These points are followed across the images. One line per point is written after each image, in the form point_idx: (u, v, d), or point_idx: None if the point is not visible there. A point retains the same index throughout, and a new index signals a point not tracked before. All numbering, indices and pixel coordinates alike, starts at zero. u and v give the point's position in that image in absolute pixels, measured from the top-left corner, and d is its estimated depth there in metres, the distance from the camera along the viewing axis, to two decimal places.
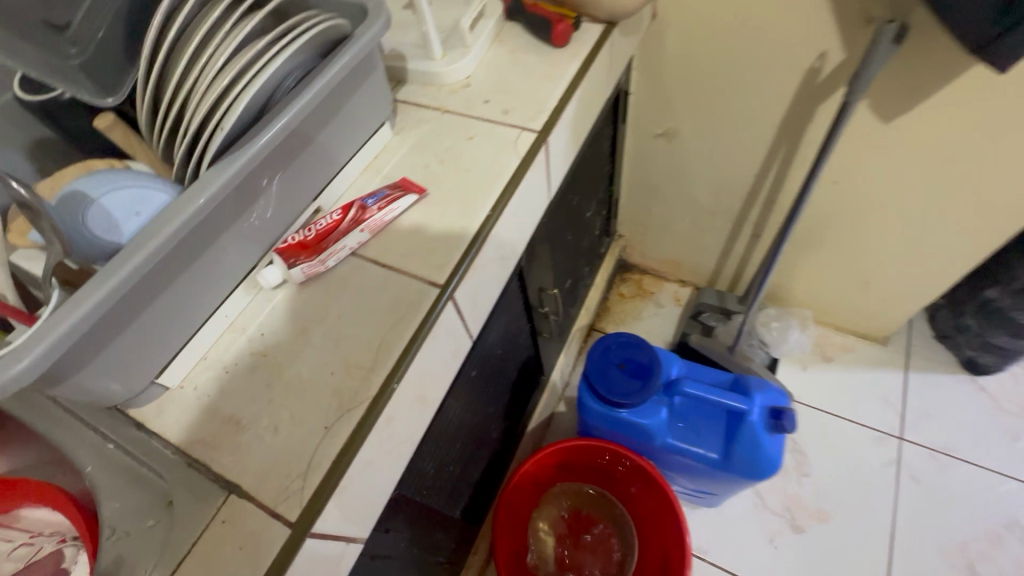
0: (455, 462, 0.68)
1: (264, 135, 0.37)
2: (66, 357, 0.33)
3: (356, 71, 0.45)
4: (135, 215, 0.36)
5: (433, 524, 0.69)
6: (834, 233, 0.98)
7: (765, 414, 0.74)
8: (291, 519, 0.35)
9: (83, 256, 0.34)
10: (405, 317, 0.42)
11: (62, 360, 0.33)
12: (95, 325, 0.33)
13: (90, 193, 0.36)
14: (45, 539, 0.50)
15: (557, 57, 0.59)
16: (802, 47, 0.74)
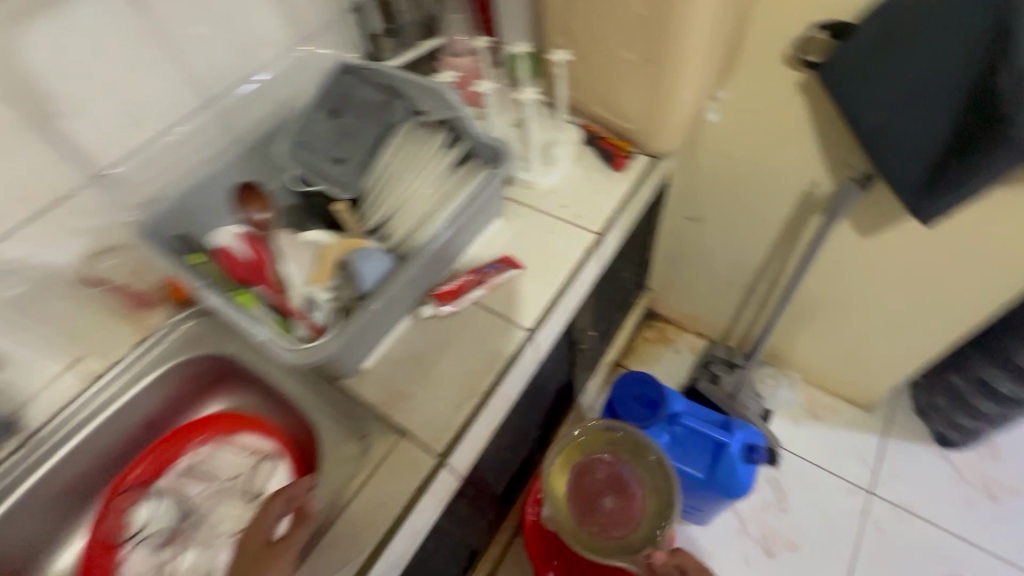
0: (508, 450, 0.94)
1: (439, 234, 0.66)
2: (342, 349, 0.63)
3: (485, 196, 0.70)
4: (376, 270, 0.63)
5: (485, 492, 0.95)
6: (825, 313, 1.20)
7: (742, 447, 0.98)
8: (438, 452, 0.62)
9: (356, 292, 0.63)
10: (506, 345, 0.69)
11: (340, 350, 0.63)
12: (356, 332, 0.62)
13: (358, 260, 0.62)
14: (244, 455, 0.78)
15: (616, 178, 0.86)
16: (801, 176, 0.99)
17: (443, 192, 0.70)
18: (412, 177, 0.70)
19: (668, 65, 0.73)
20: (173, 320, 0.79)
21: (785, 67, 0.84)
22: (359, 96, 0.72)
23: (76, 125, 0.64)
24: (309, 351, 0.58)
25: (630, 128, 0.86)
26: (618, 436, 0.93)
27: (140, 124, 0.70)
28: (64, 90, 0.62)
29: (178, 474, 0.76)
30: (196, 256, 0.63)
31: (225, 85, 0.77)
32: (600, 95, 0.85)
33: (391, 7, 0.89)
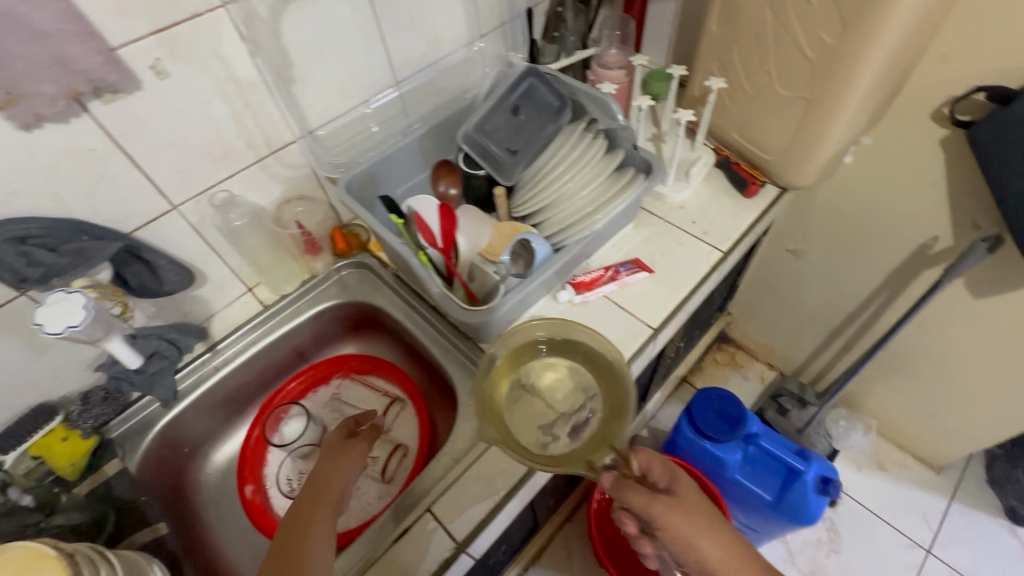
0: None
1: (590, 229, 0.73)
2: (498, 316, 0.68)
3: (632, 204, 0.76)
4: (543, 249, 0.70)
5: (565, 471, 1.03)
6: (914, 366, 1.20)
7: (817, 478, 1.00)
8: None
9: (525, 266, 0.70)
10: (632, 339, 0.76)
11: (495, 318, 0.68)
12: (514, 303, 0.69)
13: (533, 238, 0.70)
14: (375, 396, 0.88)
15: (745, 203, 0.91)
16: (921, 228, 1.01)
17: (596, 191, 0.76)
18: (570, 175, 0.77)
19: (826, 107, 0.77)
20: (334, 266, 0.90)
21: (932, 122, 0.87)
22: (539, 98, 0.81)
23: (304, 90, 0.75)
24: (472, 314, 0.66)
25: (766, 159, 0.90)
26: (557, 340, 0.69)
27: (346, 94, 0.81)
28: (305, 60, 0.73)
29: (327, 401, 0.89)
30: (398, 218, 0.72)
31: (412, 70, 0.88)
32: (744, 124, 0.90)
33: (560, 17, 0.99)
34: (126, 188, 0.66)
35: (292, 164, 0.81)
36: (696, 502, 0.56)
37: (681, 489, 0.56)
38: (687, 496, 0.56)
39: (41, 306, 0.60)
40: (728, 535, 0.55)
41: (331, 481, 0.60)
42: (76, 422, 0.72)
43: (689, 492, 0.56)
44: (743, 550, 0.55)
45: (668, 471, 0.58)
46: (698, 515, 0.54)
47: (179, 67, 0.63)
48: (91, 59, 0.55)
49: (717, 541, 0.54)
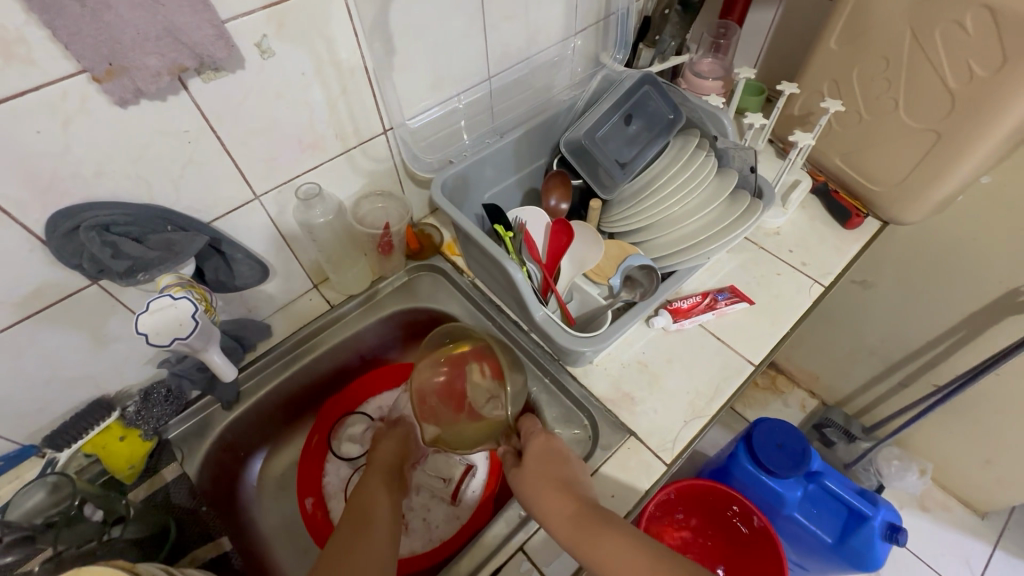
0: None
1: (700, 256, 0.67)
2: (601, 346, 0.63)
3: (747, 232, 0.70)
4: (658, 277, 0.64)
5: None
6: (977, 412, 1.15)
7: (884, 525, 0.97)
8: (666, 460, 0.64)
9: (644, 295, 0.64)
10: (732, 374, 0.71)
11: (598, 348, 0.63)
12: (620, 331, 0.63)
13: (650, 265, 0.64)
14: None
15: (844, 235, 0.86)
16: (1014, 272, 0.96)
17: (708, 214, 0.70)
18: (679, 195, 0.71)
19: (957, 143, 0.71)
20: (406, 268, 0.86)
21: None
22: (653, 108, 0.75)
23: (403, 79, 0.69)
24: (577, 340, 0.61)
25: (871, 190, 0.85)
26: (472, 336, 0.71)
27: (442, 86, 0.75)
28: (411, 48, 0.67)
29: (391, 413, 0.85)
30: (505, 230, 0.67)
31: (509, 62, 0.81)
32: (851, 150, 0.85)
33: (665, 21, 0.89)
34: (213, 175, 0.60)
35: (376, 157, 0.75)
36: (555, 468, 0.59)
37: (544, 454, 0.61)
38: (550, 461, 0.60)
39: (144, 311, 0.56)
40: (582, 498, 0.55)
41: (396, 463, 0.70)
42: (135, 421, 0.66)
43: (554, 459, 0.60)
44: (593, 514, 0.53)
45: (539, 439, 0.63)
46: (548, 478, 0.58)
47: (284, 47, 0.57)
48: (200, 32, 0.48)
49: (565, 504, 0.55)
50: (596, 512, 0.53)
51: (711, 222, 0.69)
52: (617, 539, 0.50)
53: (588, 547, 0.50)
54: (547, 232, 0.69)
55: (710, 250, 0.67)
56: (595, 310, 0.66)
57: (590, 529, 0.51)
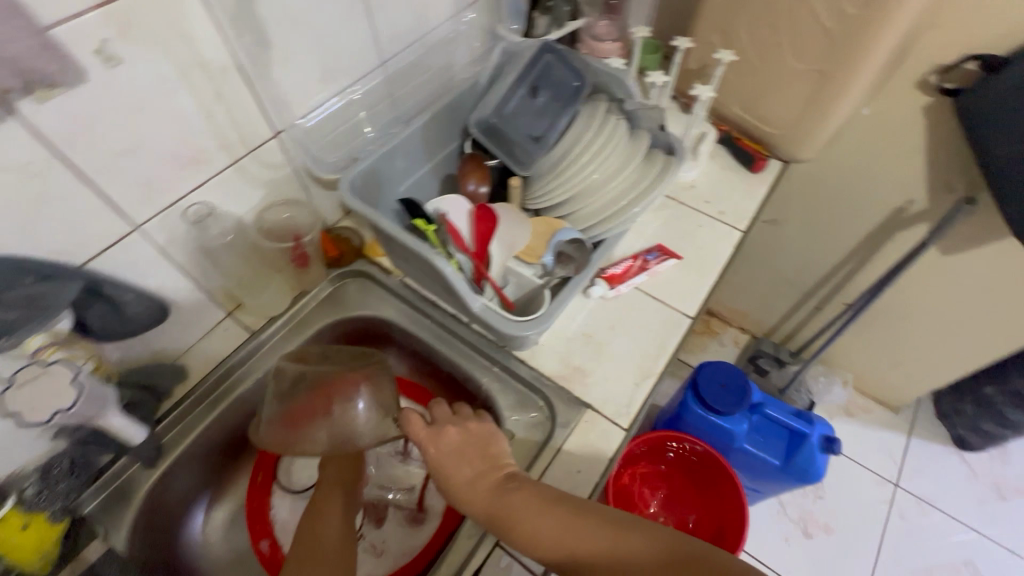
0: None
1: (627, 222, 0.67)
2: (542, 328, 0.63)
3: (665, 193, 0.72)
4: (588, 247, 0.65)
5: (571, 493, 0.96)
6: (883, 321, 1.28)
7: (821, 438, 1.06)
8: (624, 425, 0.65)
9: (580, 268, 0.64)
10: (672, 330, 0.73)
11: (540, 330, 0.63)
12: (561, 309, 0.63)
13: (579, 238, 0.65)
14: None
15: (753, 178, 0.90)
16: (898, 192, 1.05)
17: (627, 180, 0.70)
18: (596, 163, 0.71)
19: (838, 79, 0.76)
20: (328, 278, 0.80)
21: (917, 91, 0.90)
22: (558, 81, 0.74)
23: (285, 74, 0.62)
24: (520, 324, 0.59)
25: (770, 133, 0.89)
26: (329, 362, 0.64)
27: (332, 78, 0.69)
28: (289, 39, 0.61)
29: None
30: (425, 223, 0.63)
31: (402, 45, 0.76)
32: (747, 97, 0.89)
33: None
34: (75, 212, 0.51)
35: (271, 163, 0.68)
36: (455, 467, 0.55)
37: (444, 455, 0.57)
38: (451, 461, 0.56)
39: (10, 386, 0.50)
40: (494, 485, 0.54)
41: (350, 476, 0.66)
42: (38, 504, 0.58)
43: (455, 454, 0.56)
44: (509, 504, 0.52)
45: (430, 446, 0.57)
46: (458, 480, 0.55)
47: (133, 51, 0.49)
48: (21, 45, 0.40)
49: (480, 503, 0.53)
50: (510, 502, 0.52)
51: (631, 188, 0.69)
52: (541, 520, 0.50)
53: (517, 541, 0.51)
54: (470, 219, 0.66)
55: (633, 213, 0.67)
56: (531, 294, 0.65)
57: (511, 524, 0.51)
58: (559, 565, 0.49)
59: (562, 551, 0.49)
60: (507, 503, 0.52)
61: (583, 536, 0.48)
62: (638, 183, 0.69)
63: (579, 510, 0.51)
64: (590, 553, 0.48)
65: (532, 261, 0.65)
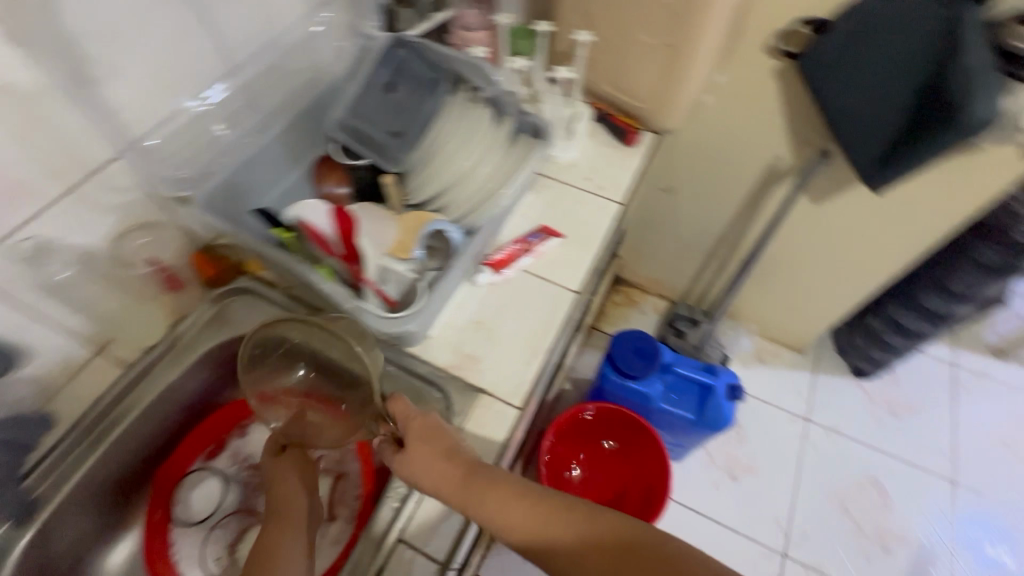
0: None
1: (498, 206, 0.70)
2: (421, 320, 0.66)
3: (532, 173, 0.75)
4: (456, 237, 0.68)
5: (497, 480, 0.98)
6: (776, 270, 1.38)
7: (726, 388, 1.15)
8: (516, 404, 0.68)
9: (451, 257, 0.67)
10: (558, 306, 0.75)
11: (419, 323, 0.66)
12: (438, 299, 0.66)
13: (446, 229, 0.67)
14: None
15: (628, 151, 0.94)
16: (768, 150, 1.13)
17: (497, 166, 0.73)
18: (464, 153, 0.72)
19: (684, 50, 0.81)
20: (208, 300, 0.77)
21: (765, 56, 0.98)
22: (413, 72, 0.75)
23: (113, 91, 0.59)
24: (394, 319, 0.62)
25: (638, 107, 0.94)
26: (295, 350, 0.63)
27: (173, 91, 0.65)
28: (110, 55, 0.57)
29: (240, 460, 0.78)
30: (287, 234, 0.64)
31: (252, 50, 0.73)
32: (612, 75, 0.92)
33: None
34: None
35: (118, 187, 0.65)
36: (430, 448, 0.56)
37: (418, 440, 0.56)
38: (427, 443, 0.56)
39: None
40: (471, 468, 0.55)
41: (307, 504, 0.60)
42: None
43: (430, 435, 0.57)
44: (484, 488, 0.54)
45: (410, 429, 0.57)
46: (429, 462, 0.55)
47: None
48: None
49: (453, 482, 0.55)
50: (488, 487, 0.54)
51: (500, 172, 0.72)
52: (515, 501, 0.54)
53: (490, 520, 0.53)
54: (332, 217, 0.66)
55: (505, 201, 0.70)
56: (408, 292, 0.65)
57: (485, 505, 0.54)
58: (521, 543, 0.53)
59: (530, 535, 0.53)
60: (479, 484, 0.54)
61: (553, 524, 0.52)
62: (505, 167, 0.73)
63: (548, 498, 0.54)
64: (555, 537, 0.52)
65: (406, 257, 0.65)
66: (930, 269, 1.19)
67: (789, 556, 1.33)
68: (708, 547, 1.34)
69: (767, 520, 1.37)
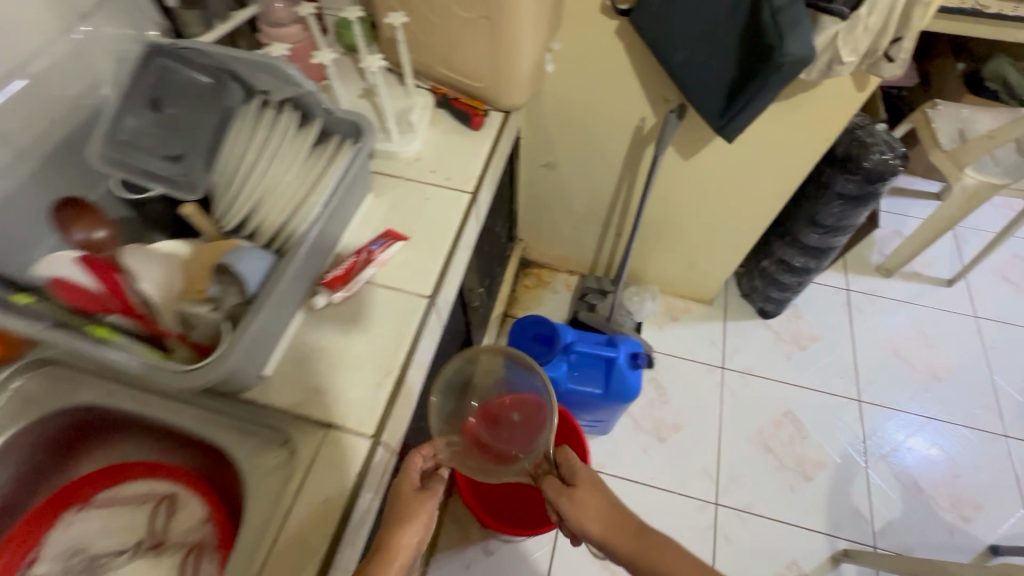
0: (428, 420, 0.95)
1: (316, 220, 0.63)
2: (242, 363, 0.59)
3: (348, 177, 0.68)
4: (256, 266, 0.57)
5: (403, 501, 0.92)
6: (668, 229, 1.39)
7: (628, 357, 1.13)
8: (368, 434, 0.62)
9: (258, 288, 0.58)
10: (408, 317, 0.70)
11: (240, 365, 0.59)
12: (256, 334, 0.59)
13: (236, 262, 0.56)
14: (140, 506, 0.69)
15: (476, 136, 0.88)
16: (630, 113, 1.11)
17: (310, 174, 0.65)
18: (265, 164, 0.64)
19: (503, 20, 0.76)
20: None
21: (602, 16, 0.94)
22: (186, 81, 0.66)
23: None
24: (196, 372, 0.54)
25: (479, 88, 0.88)
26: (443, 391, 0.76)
27: None
28: None
29: (68, 558, 0.67)
30: (27, 297, 0.54)
31: None
32: (444, 56, 0.86)
33: None
34: None
35: None
36: (593, 499, 0.62)
37: (587, 488, 0.62)
38: (591, 495, 0.62)
39: None
40: (631, 526, 0.60)
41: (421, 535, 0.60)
42: None
43: (596, 488, 0.62)
44: (653, 548, 0.58)
45: (579, 479, 0.63)
46: (592, 508, 0.61)
47: None
48: None
49: (615, 533, 0.60)
50: (654, 548, 0.58)
51: (313, 179, 0.65)
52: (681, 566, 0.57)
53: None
54: (89, 268, 0.57)
55: (316, 218, 0.62)
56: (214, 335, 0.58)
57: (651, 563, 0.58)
58: None
59: None
60: (649, 545, 0.58)
61: None
62: (318, 171, 0.65)
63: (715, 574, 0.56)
64: None
65: (200, 296, 0.57)
66: (803, 206, 1.21)
67: (721, 504, 1.35)
68: (643, 513, 1.35)
69: (697, 474, 1.39)
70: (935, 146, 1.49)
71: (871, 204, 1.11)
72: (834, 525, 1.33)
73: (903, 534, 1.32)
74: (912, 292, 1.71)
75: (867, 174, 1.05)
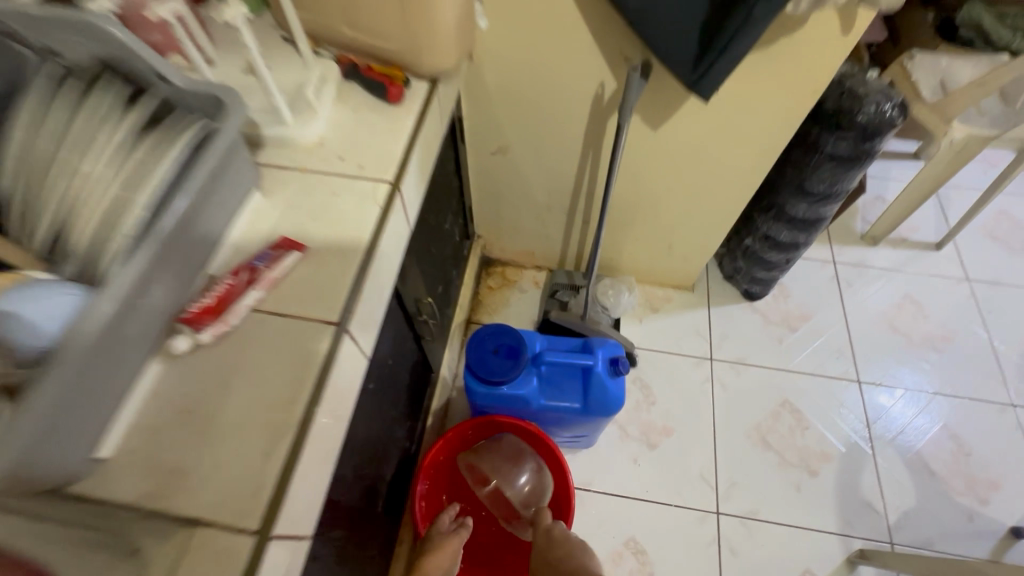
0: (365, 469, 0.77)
1: (156, 232, 0.44)
2: (47, 450, 0.40)
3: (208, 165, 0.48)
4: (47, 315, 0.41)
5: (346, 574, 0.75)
6: (640, 212, 1.24)
7: (607, 363, 0.97)
8: (253, 529, 0.44)
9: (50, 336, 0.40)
10: (309, 353, 0.52)
11: (44, 454, 0.40)
12: (67, 404, 0.40)
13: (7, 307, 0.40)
14: None
15: (396, 111, 0.70)
16: (587, 77, 0.95)
17: (144, 165, 0.46)
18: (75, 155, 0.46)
19: None
20: None
21: None
22: None
23: None
24: None
25: (394, 49, 0.70)
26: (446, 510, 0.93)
27: None
28: None
29: None
30: None
31: None
32: (345, 12, 0.68)
33: None
34: None
35: None
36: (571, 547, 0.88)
37: (562, 542, 0.88)
38: (568, 544, 0.88)
39: None
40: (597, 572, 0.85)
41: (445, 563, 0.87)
42: None
43: (569, 541, 0.88)
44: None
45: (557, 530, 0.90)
46: (565, 555, 0.87)
47: None
48: None
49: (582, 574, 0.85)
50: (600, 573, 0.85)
51: (151, 171, 0.45)
52: None
53: None
54: None
55: (176, 208, 0.45)
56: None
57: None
58: None
59: None
60: None
61: None
62: (157, 161, 0.46)
63: None
64: None
65: None
66: (789, 173, 1.07)
67: (723, 512, 1.21)
68: (638, 531, 1.20)
69: (693, 481, 1.25)
70: (917, 99, 1.37)
71: (864, 165, 0.98)
72: (846, 524, 1.20)
73: (919, 525, 1.21)
74: (900, 260, 1.61)
75: (861, 130, 0.91)
